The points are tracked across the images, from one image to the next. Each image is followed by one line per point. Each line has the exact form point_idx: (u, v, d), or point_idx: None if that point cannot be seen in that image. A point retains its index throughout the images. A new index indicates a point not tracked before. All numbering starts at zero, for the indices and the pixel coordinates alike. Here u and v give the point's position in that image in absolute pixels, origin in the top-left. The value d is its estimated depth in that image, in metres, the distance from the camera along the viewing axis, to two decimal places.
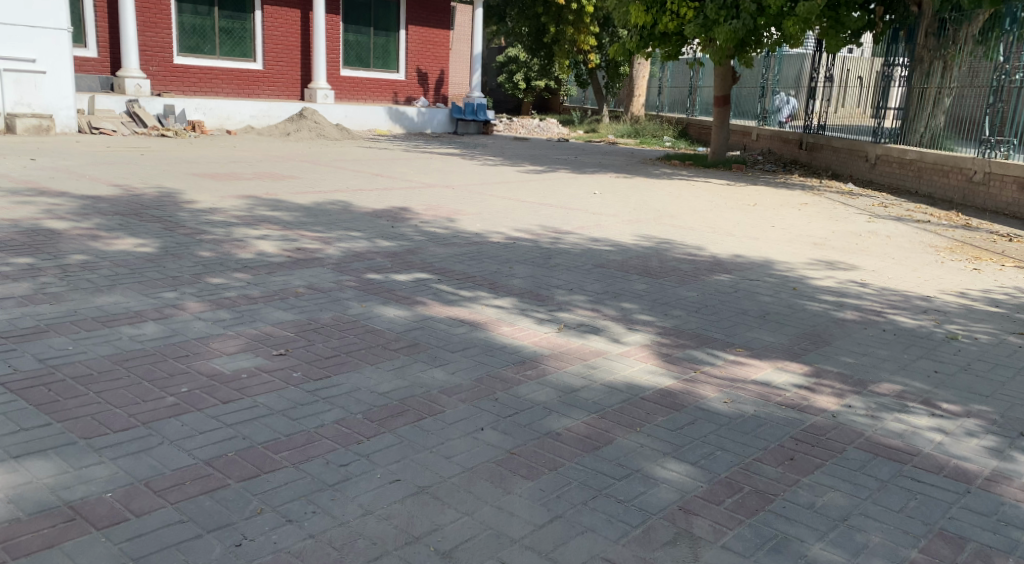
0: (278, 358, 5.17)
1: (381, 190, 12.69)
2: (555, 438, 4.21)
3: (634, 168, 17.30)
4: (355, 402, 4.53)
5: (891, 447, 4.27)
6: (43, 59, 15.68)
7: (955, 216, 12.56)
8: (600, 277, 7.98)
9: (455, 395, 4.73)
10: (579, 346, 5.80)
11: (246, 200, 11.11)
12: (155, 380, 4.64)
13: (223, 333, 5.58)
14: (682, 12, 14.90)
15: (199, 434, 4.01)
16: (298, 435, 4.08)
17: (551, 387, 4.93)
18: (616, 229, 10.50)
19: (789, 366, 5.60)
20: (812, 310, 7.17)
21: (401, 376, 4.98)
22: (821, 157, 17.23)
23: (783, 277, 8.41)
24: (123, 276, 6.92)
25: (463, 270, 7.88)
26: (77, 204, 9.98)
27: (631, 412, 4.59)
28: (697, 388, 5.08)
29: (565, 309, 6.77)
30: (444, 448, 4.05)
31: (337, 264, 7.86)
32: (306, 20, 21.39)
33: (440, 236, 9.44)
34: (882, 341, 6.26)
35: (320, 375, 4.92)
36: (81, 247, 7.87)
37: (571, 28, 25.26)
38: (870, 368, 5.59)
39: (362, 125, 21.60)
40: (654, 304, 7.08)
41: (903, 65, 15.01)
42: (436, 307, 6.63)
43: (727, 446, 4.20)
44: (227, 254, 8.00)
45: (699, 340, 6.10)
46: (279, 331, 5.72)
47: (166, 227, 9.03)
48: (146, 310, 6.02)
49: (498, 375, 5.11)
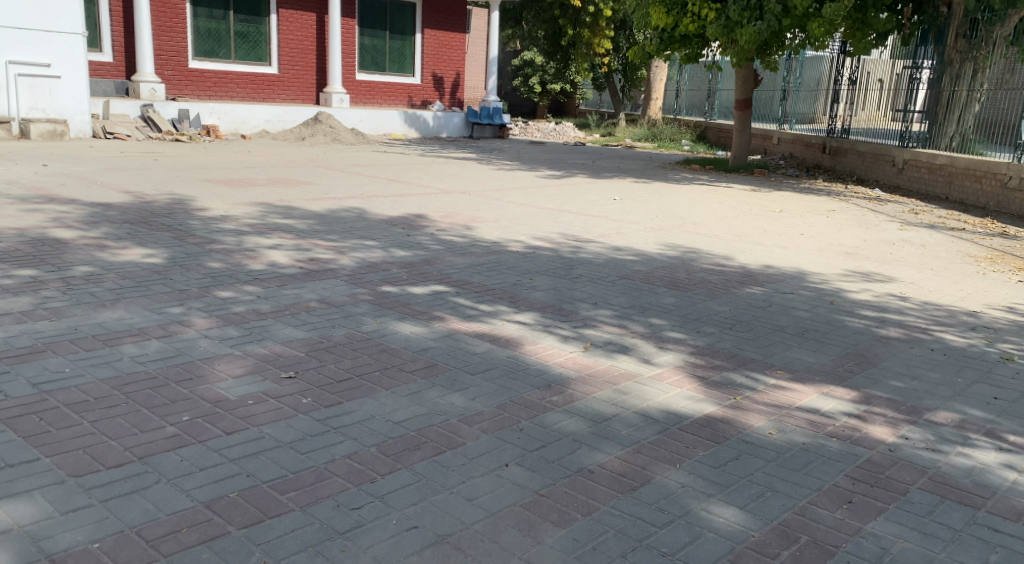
0: (287, 382, 4.82)
1: (396, 197, 12.36)
2: (588, 476, 3.88)
3: (653, 173, 16.90)
4: (369, 432, 4.19)
5: (960, 489, 3.96)
6: (58, 64, 15.47)
7: (991, 224, 12.10)
8: (625, 289, 7.60)
9: (476, 424, 4.38)
10: (608, 368, 5.43)
11: (258, 207, 10.79)
12: (154, 407, 4.30)
13: (229, 354, 5.23)
14: (703, 12, 14.45)
15: (199, 471, 3.67)
16: (307, 472, 3.74)
17: (579, 416, 4.57)
18: (639, 237, 10.13)
19: (835, 391, 5.25)
20: (853, 327, 6.82)
21: (418, 403, 4.63)
22: (845, 161, 16.76)
23: (818, 289, 8.04)
24: (128, 290, 6.58)
25: (483, 282, 7.53)
26: (85, 211, 9.70)
27: (669, 446, 4.25)
28: (739, 416, 4.72)
29: (590, 325, 6.40)
30: (466, 488, 3.70)
31: (352, 276, 7.53)
32: (322, 24, 21.10)
33: (457, 244, 9.09)
34: (932, 363, 5.96)
35: (331, 401, 4.57)
36: (87, 258, 7.55)
37: (587, 31, 24.84)
38: (924, 395, 5.26)
39: (377, 129, 21.38)
40: (684, 320, 6.70)
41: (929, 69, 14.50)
42: (455, 322, 6.29)
43: (778, 487, 3.88)
44: (238, 265, 7.67)
45: (735, 360, 5.74)
46: (288, 350, 5.38)
47: (175, 236, 8.72)
48: (150, 327, 5.68)
49: (522, 400, 4.76)
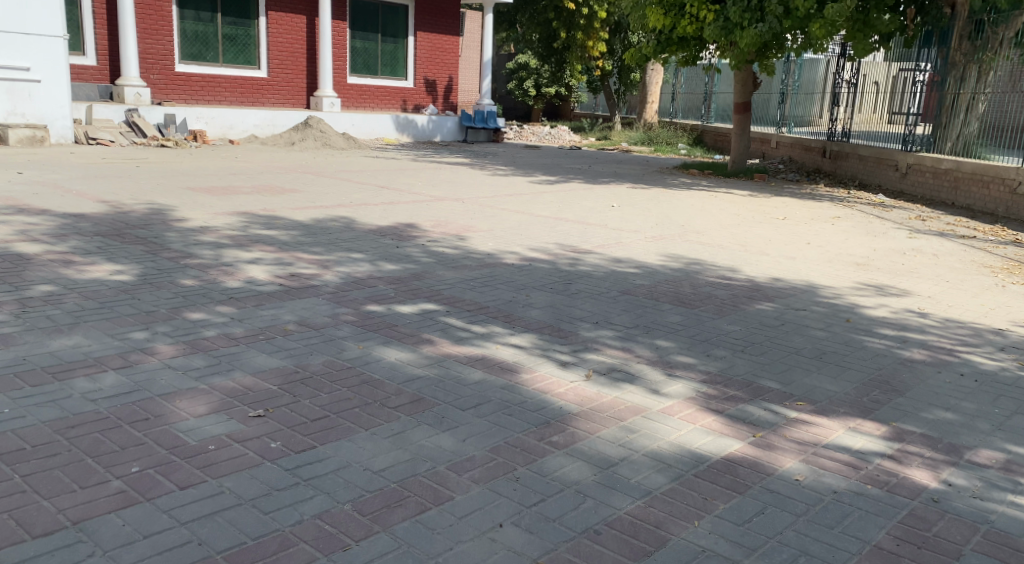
0: (255, 422, 4.30)
1: (386, 204, 11.87)
2: (594, 538, 3.47)
3: (651, 178, 16.39)
4: (344, 485, 3.71)
5: (1018, 549, 3.57)
6: (38, 68, 14.94)
7: (1002, 230, 11.68)
8: (628, 306, 7.10)
9: (467, 473, 3.90)
10: (612, 402, 4.91)
11: (239, 217, 10.27)
12: (100, 455, 3.79)
13: (193, 388, 4.70)
14: (702, 14, 13.96)
15: (142, 540, 3.25)
16: (269, 539, 3.33)
17: (583, 462, 4.10)
18: (640, 248, 9.63)
19: (863, 426, 4.77)
20: (873, 348, 6.36)
21: (400, 446, 4.13)
22: (847, 166, 16.28)
23: (832, 305, 7.57)
24: (89, 313, 6.05)
25: (475, 299, 7.04)
26: (55, 223, 9.18)
27: (684, 498, 3.81)
28: (764, 459, 4.25)
29: (591, 348, 5.89)
30: (455, 557, 3.31)
31: (335, 293, 7.02)
32: (312, 27, 20.58)
33: (449, 257, 8.58)
34: (964, 391, 5.51)
35: (303, 446, 4.06)
36: (49, 276, 7.02)
37: (582, 33, 24.40)
38: (961, 429, 4.80)
39: (369, 134, 20.88)
40: (693, 341, 6.20)
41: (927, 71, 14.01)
42: (445, 346, 5.78)
43: (811, 550, 3.49)
44: (213, 282, 7.16)
45: (751, 389, 5.24)
46: (260, 384, 4.85)
47: (149, 250, 8.18)
48: (109, 357, 5.15)
49: (517, 443, 4.26)
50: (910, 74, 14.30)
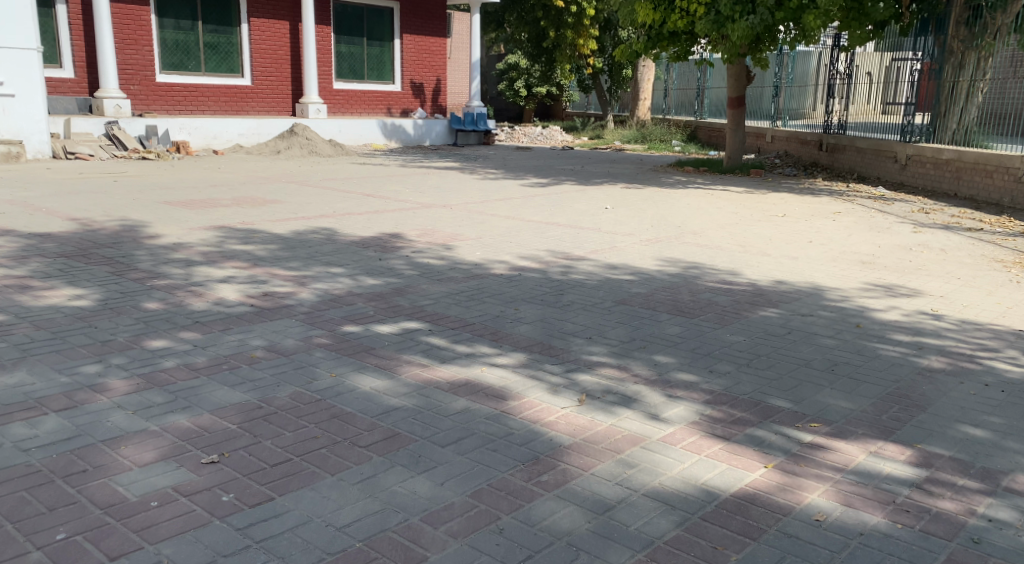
0: (206, 470, 3.83)
1: (371, 213, 11.40)
2: None
3: (646, 177, 15.91)
4: (301, 547, 3.34)
5: None
6: (11, 82, 14.44)
7: (1009, 221, 11.23)
8: (623, 318, 6.63)
9: (445, 525, 3.50)
10: (608, 431, 4.44)
11: (215, 232, 9.79)
12: (23, 519, 3.42)
13: (143, 431, 4.23)
14: (692, 9, 13.49)
15: None
16: None
17: (576, 505, 3.67)
18: (635, 252, 9.16)
19: (885, 450, 4.31)
20: (888, 357, 5.89)
21: (370, 494, 3.68)
22: (843, 159, 15.85)
23: (841, 309, 7.10)
24: (39, 345, 5.58)
25: (460, 316, 6.56)
26: (18, 244, 8.70)
27: (690, 547, 3.44)
28: (779, 494, 3.82)
29: (583, 368, 5.42)
30: None
31: (310, 314, 6.54)
32: (296, 32, 20.08)
33: (434, 268, 8.12)
34: (991, 404, 5.04)
35: (259, 498, 3.62)
36: (2, 303, 6.55)
37: (571, 31, 23.92)
38: (992, 451, 4.34)
39: (356, 141, 20.43)
40: (694, 356, 5.74)
41: (923, 59, 13.53)
42: (425, 370, 5.31)
43: None
44: (179, 305, 6.69)
45: (760, 411, 4.77)
46: (216, 423, 4.36)
47: (114, 272, 7.71)
48: (52, 398, 4.66)
49: (501, 484, 3.81)
50: (907, 63, 13.81)
